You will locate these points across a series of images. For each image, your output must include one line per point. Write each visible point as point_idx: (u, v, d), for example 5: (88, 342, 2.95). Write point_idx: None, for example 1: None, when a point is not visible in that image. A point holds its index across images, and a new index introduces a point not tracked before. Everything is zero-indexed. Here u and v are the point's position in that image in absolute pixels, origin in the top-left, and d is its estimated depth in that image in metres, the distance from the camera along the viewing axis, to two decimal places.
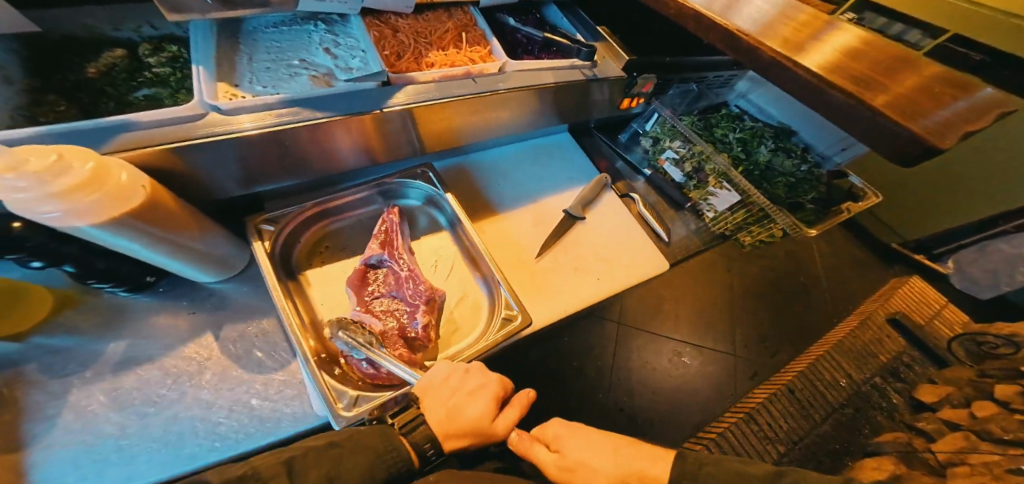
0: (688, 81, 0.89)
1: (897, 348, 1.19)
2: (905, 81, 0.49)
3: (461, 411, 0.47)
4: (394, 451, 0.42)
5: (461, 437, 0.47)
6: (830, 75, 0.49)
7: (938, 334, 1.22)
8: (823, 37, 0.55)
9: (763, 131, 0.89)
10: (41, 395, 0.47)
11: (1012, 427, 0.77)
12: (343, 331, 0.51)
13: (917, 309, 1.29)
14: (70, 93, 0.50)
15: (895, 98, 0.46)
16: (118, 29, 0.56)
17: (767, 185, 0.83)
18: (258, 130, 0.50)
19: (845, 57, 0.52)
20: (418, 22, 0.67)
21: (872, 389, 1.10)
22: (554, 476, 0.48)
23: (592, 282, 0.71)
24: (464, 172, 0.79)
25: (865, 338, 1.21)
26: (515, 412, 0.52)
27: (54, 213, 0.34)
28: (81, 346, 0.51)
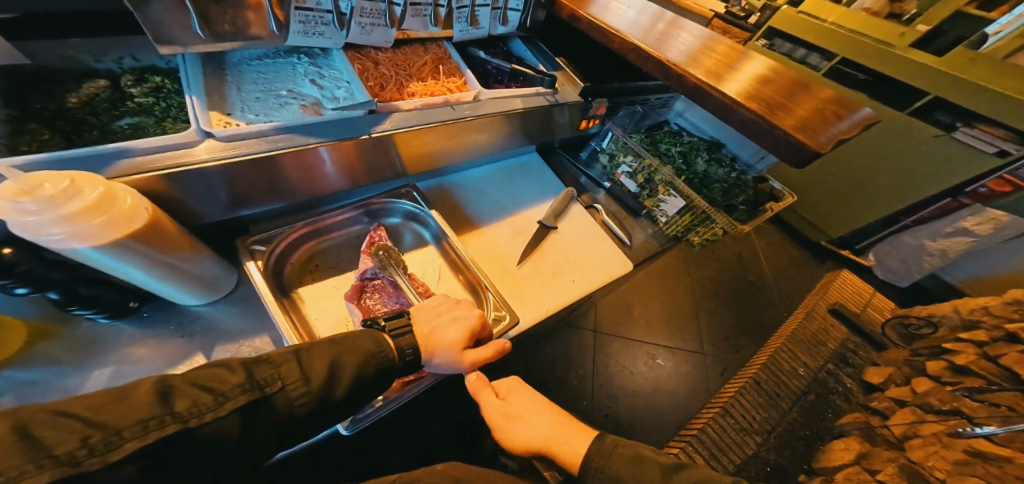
0: (634, 103, 1.02)
1: (843, 335, 1.63)
2: (800, 102, 0.63)
3: (443, 329, 0.53)
4: (385, 350, 0.48)
5: (432, 354, 0.52)
6: (741, 99, 0.62)
7: (832, 332, 1.64)
8: (737, 67, 0.69)
9: (698, 144, 1.03)
10: None
11: (944, 398, 1.25)
12: (381, 252, 0.64)
13: (853, 298, 1.80)
14: (50, 122, 0.51)
15: (794, 116, 0.60)
16: (99, 61, 0.58)
17: (705, 190, 0.96)
18: (216, 163, 0.50)
19: (755, 84, 0.66)
20: (397, 55, 0.74)
21: (829, 374, 1.50)
22: (493, 418, 0.53)
23: (568, 283, 0.77)
24: (444, 191, 0.84)
25: (816, 327, 1.64)
26: (489, 353, 0.54)
27: (58, 236, 0.35)
28: (56, 375, 0.47)
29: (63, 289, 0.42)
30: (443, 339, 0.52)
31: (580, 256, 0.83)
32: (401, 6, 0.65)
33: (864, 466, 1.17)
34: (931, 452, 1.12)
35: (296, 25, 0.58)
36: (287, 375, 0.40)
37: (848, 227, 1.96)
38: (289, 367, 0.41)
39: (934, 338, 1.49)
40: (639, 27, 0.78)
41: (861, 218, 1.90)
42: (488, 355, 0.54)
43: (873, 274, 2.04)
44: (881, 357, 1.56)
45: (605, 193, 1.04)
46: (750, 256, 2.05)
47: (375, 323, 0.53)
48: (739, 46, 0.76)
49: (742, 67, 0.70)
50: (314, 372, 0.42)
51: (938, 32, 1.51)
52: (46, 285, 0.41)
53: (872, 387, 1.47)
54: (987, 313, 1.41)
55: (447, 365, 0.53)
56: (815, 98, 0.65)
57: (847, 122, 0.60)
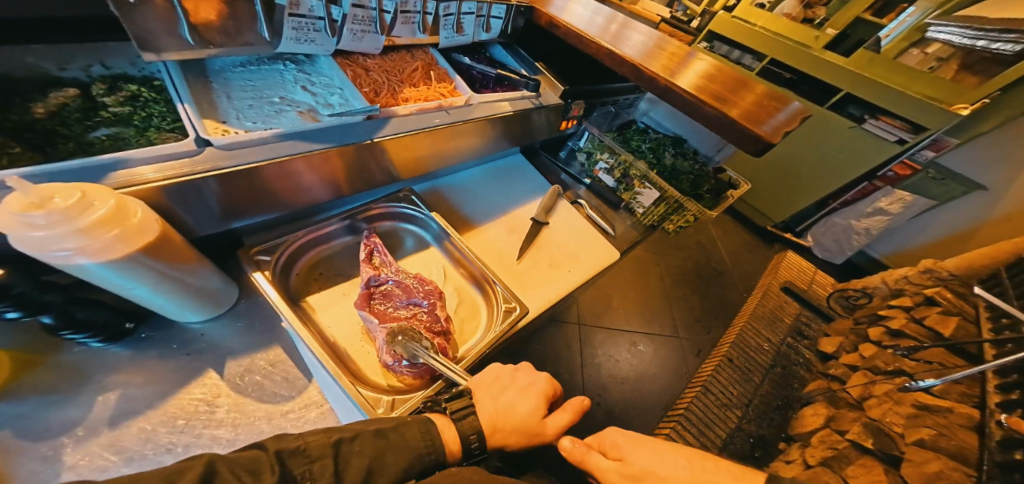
0: (607, 105, 1.10)
1: (795, 310, 1.88)
2: (742, 95, 0.74)
3: (518, 404, 0.52)
4: (433, 449, 0.43)
5: (509, 435, 0.50)
6: (694, 91, 0.72)
7: (788, 308, 1.89)
8: (686, 66, 0.79)
9: (665, 141, 1.14)
10: (26, 463, 0.39)
11: (887, 360, 1.46)
12: (402, 336, 0.55)
13: (800, 277, 2.06)
14: (16, 133, 0.46)
15: (741, 110, 0.69)
16: (64, 69, 0.53)
17: (676, 182, 1.06)
18: (161, 181, 0.45)
19: (704, 80, 0.76)
20: (386, 61, 0.75)
21: (788, 347, 1.72)
22: (615, 482, 0.49)
23: (565, 274, 0.82)
24: (439, 194, 0.85)
25: (772, 305, 1.88)
26: (566, 417, 0.55)
27: (67, 251, 0.33)
28: (51, 406, 0.43)
29: (56, 312, 0.39)
30: (518, 414, 0.51)
31: (576, 249, 0.88)
32: (391, 14, 0.67)
33: (832, 428, 1.31)
34: (887, 410, 1.27)
35: (290, 32, 0.57)
36: (320, 475, 0.37)
37: (791, 210, 2.19)
38: (324, 465, 0.38)
39: (869, 306, 1.78)
40: (594, 26, 0.86)
41: (800, 203, 2.14)
42: (567, 420, 0.55)
43: (813, 254, 2.30)
44: (829, 328, 1.79)
45: (586, 188, 1.11)
46: (709, 246, 2.24)
47: (436, 406, 0.50)
48: (685, 48, 0.87)
49: (691, 66, 0.81)
50: (349, 473, 0.38)
51: (844, 35, 1.82)
52: (38, 308, 0.37)
53: (828, 355, 1.68)
54: (908, 283, 1.71)
55: (527, 443, 0.51)
56: (753, 93, 0.75)
57: (785, 113, 0.71)
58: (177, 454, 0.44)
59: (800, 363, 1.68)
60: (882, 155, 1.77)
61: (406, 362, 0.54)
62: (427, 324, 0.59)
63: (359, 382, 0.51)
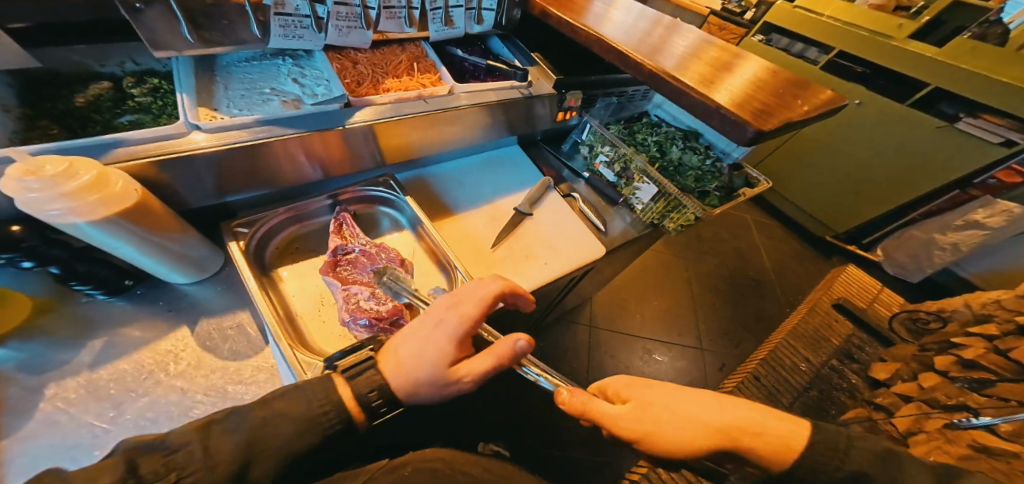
0: (610, 95, 1.01)
1: (846, 331, 1.66)
2: (799, 105, 0.67)
3: (423, 354, 0.45)
4: (332, 411, 0.42)
5: (417, 390, 0.45)
6: (731, 106, 0.62)
7: (837, 326, 1.68)
8: (734, 73, 0.72)
9: (674, 134, 0.97)
10: (20, 391, 0.48)
11: (950, 394, 1.22)
12: (388, 276, 0.62)
13: (858, 296, 1.81)
14: (59, 119, 0.57)
15: (783, 122, 0.61)
16: (103, 65, 0.63)
17: (678, 179, 0.89)
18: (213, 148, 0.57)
19: (757, 87, 0.69)
20: (376, 55, 0.81)
21: (830, 370, 1.53)
22: (627, 422, 0.49)
23: (540, 266, 0.81)
24: (423, 182, 0.89)
25: (818, 324, 1.67)
26: (492, 362, 0.46)
27: (58, 211, 0.41)
28: (53, 347, 0.52)
29: (62, 265, 0.48)
30: (420, 366, 0.44)
31: (553, 240, 0.86)
32: (375, 9, 0.71)
33: None
34: (934, 448, 1.09)
35: (277, 29, 0.64)
36: (186, 463, 0.34)
37: (855, 220, 1.96)
38: (190, 452, 0.35)
39: (939, 332, 1.45)
40: (633, 34, 0.80)
41: (869, 212, 1.90)
42: (492, 365, 0.46)
43: (882, 270, 2.03)
44: (886, 352, 1.55)
45: (584, 184, 1.02)
46: (751, 253, 2.06)
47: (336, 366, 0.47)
48: (731, 48, 0.81)
49: (740, 71, 0.74)
50: (221, 455, 0.36)
51: (939, 22, 1.56)
52: (47, 260, 0.46)
53: (881, 383, 1.44)
54: (998, 307, 1.30)
55: (444, 394, 0.46)
56: (814, 100, 0.69)
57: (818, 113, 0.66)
58: (137, 396, 0.51)
59: (843, 388, 1.49)
60: (977, 158, 1.50)
61: (363, 322, 0.59)
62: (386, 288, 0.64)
63: (300, 348, 0.55)
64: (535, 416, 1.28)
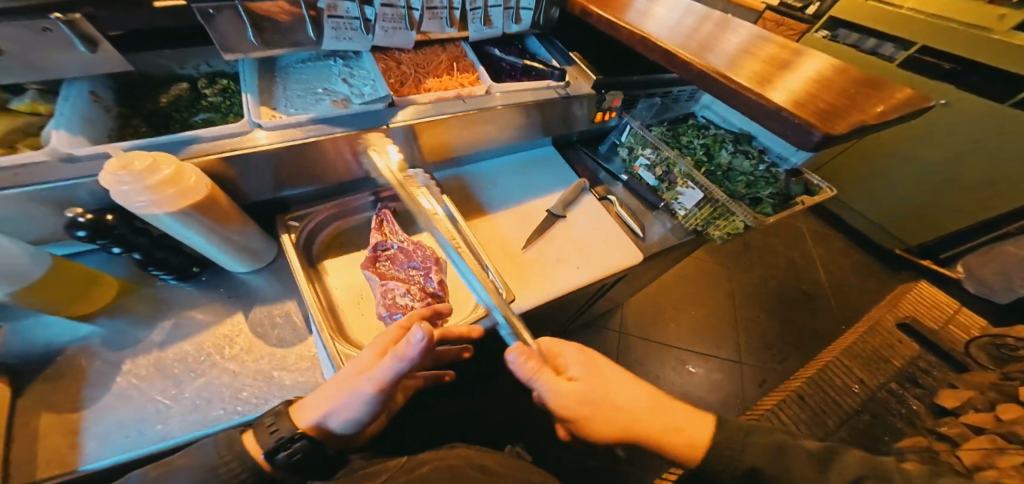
0: (654, 96, 0.96)
1: (912, 353, 1.37)
2: (869, 105, 0.60)
3: (332, 385, 0.44)
4: (233, 463, 0.40)
5: (329, 409, 0.42)
6: (790, 107, 0.57)
7: (904, 346, 1.41)
8: (793, 69, 0.66)
9: (724, 137, 0.90)
10: (102, 366, 0.54)
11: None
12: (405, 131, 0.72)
13: (929, 315, 1.52)
14: (147, 118, 0.64)
15: (850, 124, 0.55)
16: (184, 68, 0.70)
17: (728, 184, 0.83)
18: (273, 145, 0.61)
19: (816, 84, 0.63)
20: (418, 56, 0.83)
21: (889, 395, 1.24)
22: (567, 401, 0.46)
23: (572, 270, 0.79)
24: (460, 181, 0.91)
25: (876, 343, 1.43)
26: (393, 363, 0.40)
27: (143, 202, 0.46)
28: (132, 325, 0.58)
29: (144, 252, 0.54)
30: (337, 377, 0.44)
31: (587, 245, 0.84)
32: (419, 11, 0.72)
33: None
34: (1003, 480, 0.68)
35: (330, 31, 0.68)
36: None
37: (945, 230, 1.74)
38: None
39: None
40: (679, 31, 0.76)
41: (958, 222, 1.69)
42: (395, 364, 0.40)
43: (962, 288, 1.80)
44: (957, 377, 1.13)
45: (622, 187, 0.98)
46: (804, 263, 1.91)
47: None
48: (791, 44, 0.74)
49: (799, 68, 0.68)
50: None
51: None
52: (132, 247, 0.52)
53: (947, 412, 1.07)
54: None
55: (355, 406, 0.42)
56: (889, 99, 0.62)
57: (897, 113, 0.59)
58: (196, 375, 0.56)
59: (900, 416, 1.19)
60: None
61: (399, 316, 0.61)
62: (421, 285, 0.66)
63: (341, 339, 0.58)
64: (536, 415, 1.26)
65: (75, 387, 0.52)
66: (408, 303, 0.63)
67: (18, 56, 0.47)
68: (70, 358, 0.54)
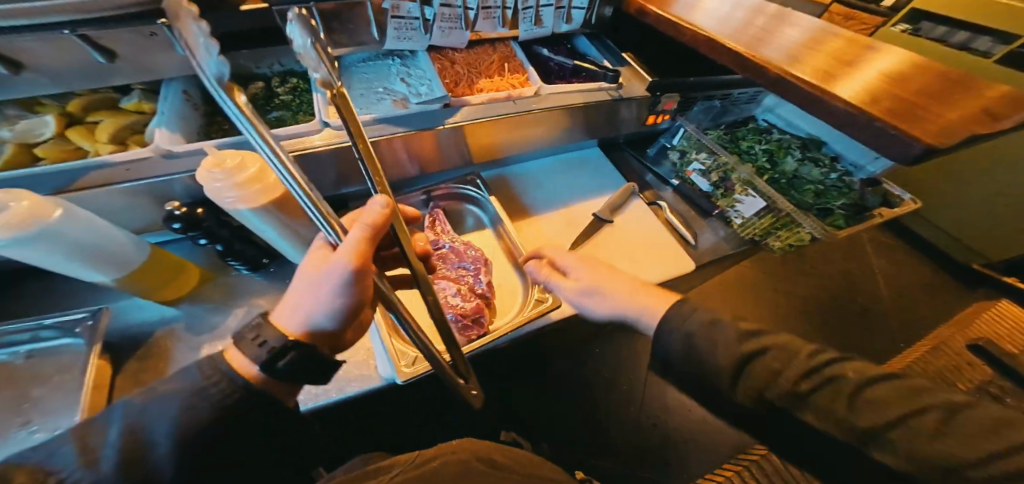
0: (711, 98, 0.89)
1: (981, 377, 1.12)
2: (957, 100, 0.50)
3: (304, 302, 0.36)
4: (223, 383, 0.31)
5: (306, 312, 0.35)
6: (864, 106, 0.50)
7: (955, 367, 1.14)
8: (867, 60, 0.58)
9: (789, 142, 0.86)
10: (183, 349, 0.59)
11: None
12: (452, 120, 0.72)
13: (1007, 335, 1.22)
14: (229, 115, 0.68)
15: (942, 126, 0.46)
16: (259, 67, 0.74)
17: (794, 193, 0.80)
18: (323, 145, 0.63)
19: (890, 79, 0.54)
20: (470, 54, 0.83)
21: None
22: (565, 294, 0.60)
23: (619, 277, 0.77)
24: (506, 181, 0.91)
25: (940, 365, 1.15)
26: (359, 228, 0.35)
27: (232, 198, 0.50)
28: (209, 312, 0.63)
29: (225, 243, 0.59)
30: (295, 285, 0.37)
31: (637, 251, 0.82)
32: (474, 10, 0.72)
33: None
34: None
35: (392, 31, 0.69)
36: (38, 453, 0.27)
37: None
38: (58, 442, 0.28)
39: None
40: (730, 24, 0.69)
41: None
42: (364, 231, 0.35)
43: None
44: None
45: (672, 193, 0.91)
46: None
47: None
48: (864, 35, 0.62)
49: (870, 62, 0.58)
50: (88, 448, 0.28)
51: None
52: (216, 239, 0.57)
53: None
54: None
55: (337, 297, 0.35)
56: (993, 89, 0.51)
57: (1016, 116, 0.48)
58: None
59: None
60: None
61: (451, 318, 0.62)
62: (469, 286, 0.67)
63: (398, 336, 0.62)
64: None
65: (162, 368, 0.57)
66: (458, 303, 0.63)
67: (130, 60, 0.53)
68: (159, 340, 0.60)
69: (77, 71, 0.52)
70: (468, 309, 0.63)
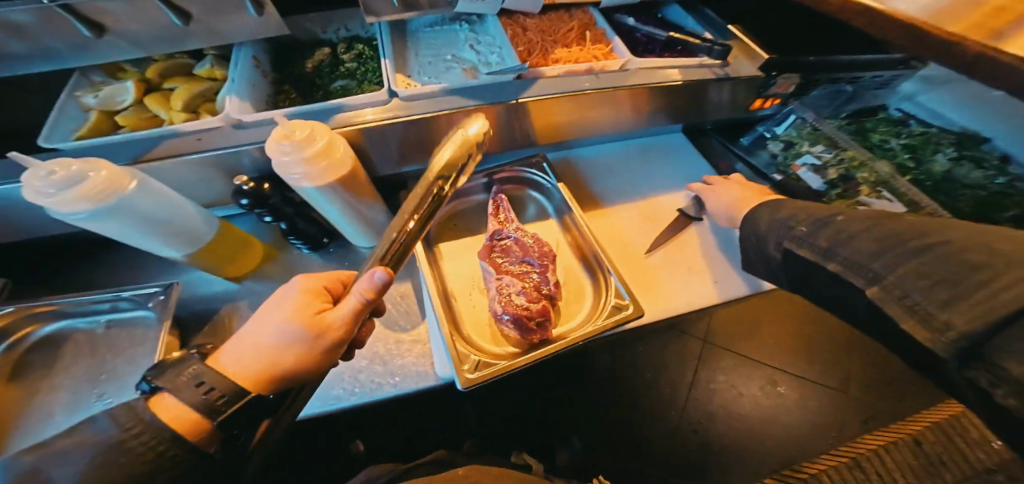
0: (837, 82, 0.74)
1: None
2: None
3: (263, 344, 0.36)
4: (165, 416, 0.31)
5: (279, 364, 0.36)
6: None
7: None
8: None
9: (940, 137, 0.73)
10: None
11: None
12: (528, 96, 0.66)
13: None
14: (295, 83, 0.65)
15: None
16: (325, 31, 0.69)
17: (945, 198, 0.66)
18: (375, 121, 0.58)
19: None
20: (543, 21, 0.72)
21: None
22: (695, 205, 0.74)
23: (705, 285, 0.66)
24: (573, 165, 0.82)
25: None
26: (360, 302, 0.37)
27: (297, 175, 0.46)
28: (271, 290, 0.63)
29: (288, 221, 0.57)
30: (274, 335, 0.36)
31: (726, 252, 0.70)
32: None
33: None
34: None
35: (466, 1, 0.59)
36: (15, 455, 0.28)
37: None
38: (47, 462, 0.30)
39: None
40: None
41: None
42: (360, 306, 0.37)
43: None
44: None
45: (772, 187, 0.74)
46: None
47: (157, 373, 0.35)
48: None
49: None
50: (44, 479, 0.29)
51: None
52: (281, 217, 0.55)
53: None
54: None
55: (321, 356, 0.37)
56: None
57: None
58: None
59: None
60: None
61: (507, 319, 0.56)
62: (535, 285, 0.60)
63: (457, 335, 0.57)
64: None
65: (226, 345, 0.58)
66: (523, 304, 0.57)
67: (202, 21, 0.50)
68: (224, 317, 0.60)
69: (155, 35, 0.50)
70: (535, 311, 0.56)
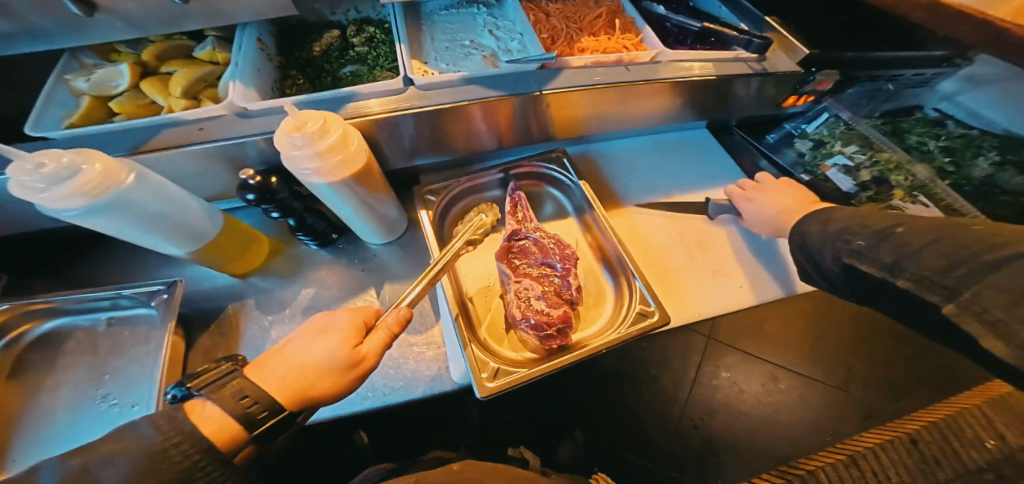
0: (877, 80, 0.71)
1: None
2: None
3: (305, 364, 0.36)
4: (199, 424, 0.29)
5: (319, 382, 0.35)
6: None
7: None
8: None
9: (982, 139, 0.71)
10: (254, 327, 0.56)
11: None
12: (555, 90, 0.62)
13: None
14: (303, 69, 0.61)
15: None
16: (334, 13, 0.65)
17: (985, 203, 0.65)
18: (381, 111, 0.54)
19: None
20: (568, 6, 0.69)
21: None
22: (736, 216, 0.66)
23: (731, 289, 0.64)
24: (592, 161, 0.79)
25: None
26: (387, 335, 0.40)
27: (309, 171, 0.43)
28: (278, 288, 0.60)
29: (297, 217, 0.54)
30: (315, 356, 0.36)
31: (751, 254, 0.68)
32: None
33: None
34: None
35: None
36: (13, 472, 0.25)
37: None
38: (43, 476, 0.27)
39: None
40: None
41: None
42: (389, 339, 0.39)
43: None
44: None
45: None
46: None
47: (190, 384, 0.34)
48: None
49: None
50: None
51: None
52: (289, 212, 0.52)
53: None
54: None
55: (352, 383, 0.38)
56: None
57: None
58: None
59: None
60: None
61: (530, 324, 0.54)
62: (555, 289, 0.58)
63: (474, 339, 0.54)
64: None
65: (233, 344, 0.55)
66: (544, 309, 0.55)
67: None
68: (229, 315, 0.57)
69: (154, 16, 0.46)
70: (556, 317, 0.54)
